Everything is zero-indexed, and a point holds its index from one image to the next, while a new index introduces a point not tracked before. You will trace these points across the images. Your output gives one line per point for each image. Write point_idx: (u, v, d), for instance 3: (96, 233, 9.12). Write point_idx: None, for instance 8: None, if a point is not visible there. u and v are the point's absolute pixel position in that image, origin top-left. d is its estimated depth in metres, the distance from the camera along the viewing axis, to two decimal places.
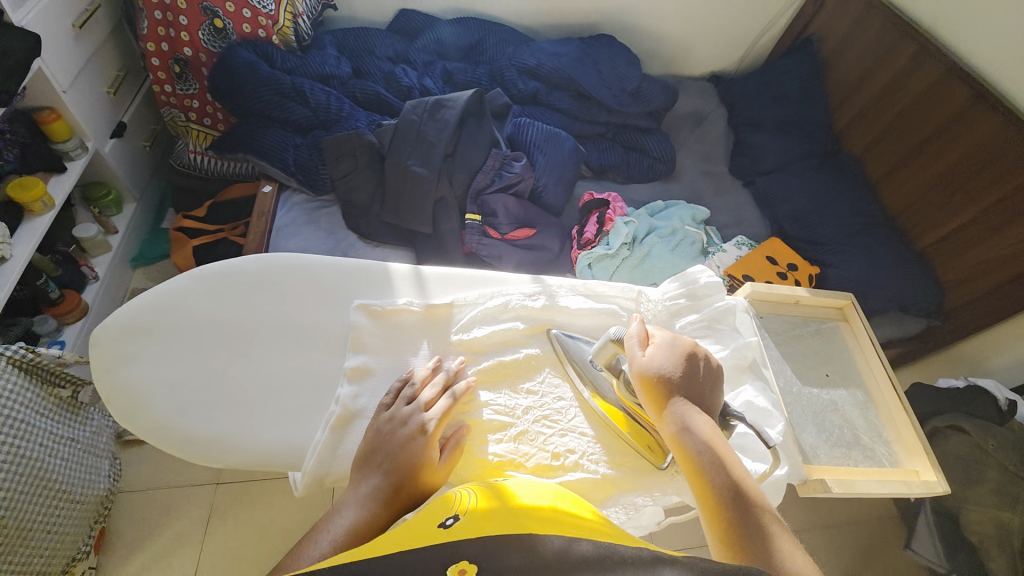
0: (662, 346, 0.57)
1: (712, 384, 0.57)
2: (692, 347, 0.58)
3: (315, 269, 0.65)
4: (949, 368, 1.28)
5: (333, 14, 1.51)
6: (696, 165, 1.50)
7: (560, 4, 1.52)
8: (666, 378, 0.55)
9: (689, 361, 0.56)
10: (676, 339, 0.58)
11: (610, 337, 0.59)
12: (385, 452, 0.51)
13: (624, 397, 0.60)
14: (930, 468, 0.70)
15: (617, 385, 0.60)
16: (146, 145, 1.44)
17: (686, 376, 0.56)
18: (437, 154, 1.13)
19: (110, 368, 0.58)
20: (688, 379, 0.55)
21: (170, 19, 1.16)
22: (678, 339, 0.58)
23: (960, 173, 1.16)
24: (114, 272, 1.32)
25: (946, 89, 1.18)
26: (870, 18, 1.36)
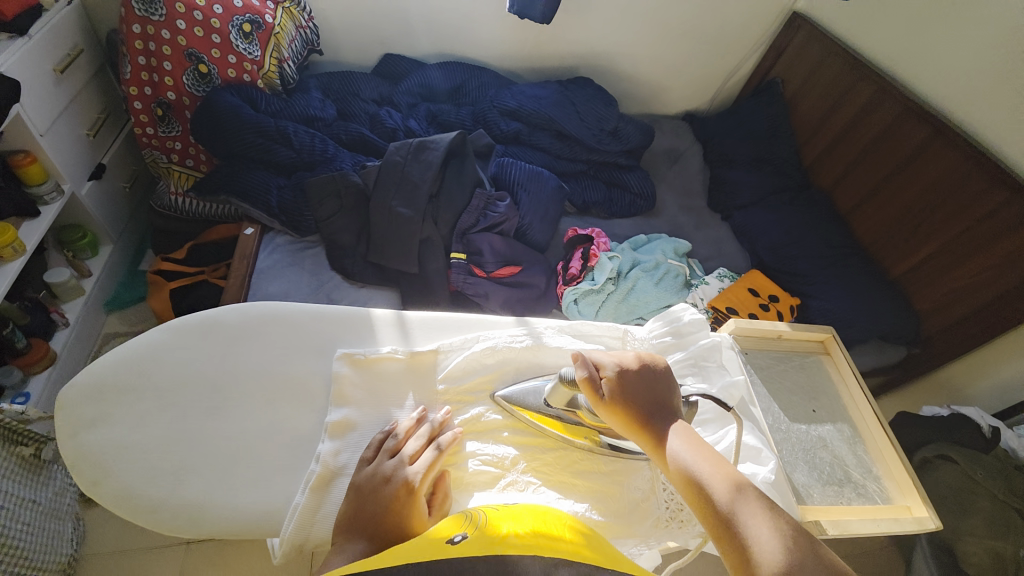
0: (613, 368, 0.56)
1: (672, 389, 0.56)
2: (641, 359, 0.57)
3: (296, 317, 0.66)
4: (932, 395, 1.29)
5: (319, 59, 1.54)
6: (675, 200, 1.54)
7: (539, 49, 1.58)
8: (628, 399, 0.54)
9: (643, 375, 0.56)
10: (624, 358, 0.57)
11: (561, 379, 0.58)
12: (368, 513, 0.49)
13: (590, 420, 0.59)
14: (921, 503, 0.70)
15: (581, 413, 0.59)
16: (126, 186, 1.42)
17: (648, 390, 0.55)
18: (421, 194, 1.14)
19: (75, 433, 0.56)
20: (649, 393, 0.55)
21: (153, 64, 1.18)
22: (625, 359, 0.57)
23: (925, 205, 1.20)
24: (86, 318, 1.27)
25: (904, 127, 1.25)
26: (828, 62, 1.45)
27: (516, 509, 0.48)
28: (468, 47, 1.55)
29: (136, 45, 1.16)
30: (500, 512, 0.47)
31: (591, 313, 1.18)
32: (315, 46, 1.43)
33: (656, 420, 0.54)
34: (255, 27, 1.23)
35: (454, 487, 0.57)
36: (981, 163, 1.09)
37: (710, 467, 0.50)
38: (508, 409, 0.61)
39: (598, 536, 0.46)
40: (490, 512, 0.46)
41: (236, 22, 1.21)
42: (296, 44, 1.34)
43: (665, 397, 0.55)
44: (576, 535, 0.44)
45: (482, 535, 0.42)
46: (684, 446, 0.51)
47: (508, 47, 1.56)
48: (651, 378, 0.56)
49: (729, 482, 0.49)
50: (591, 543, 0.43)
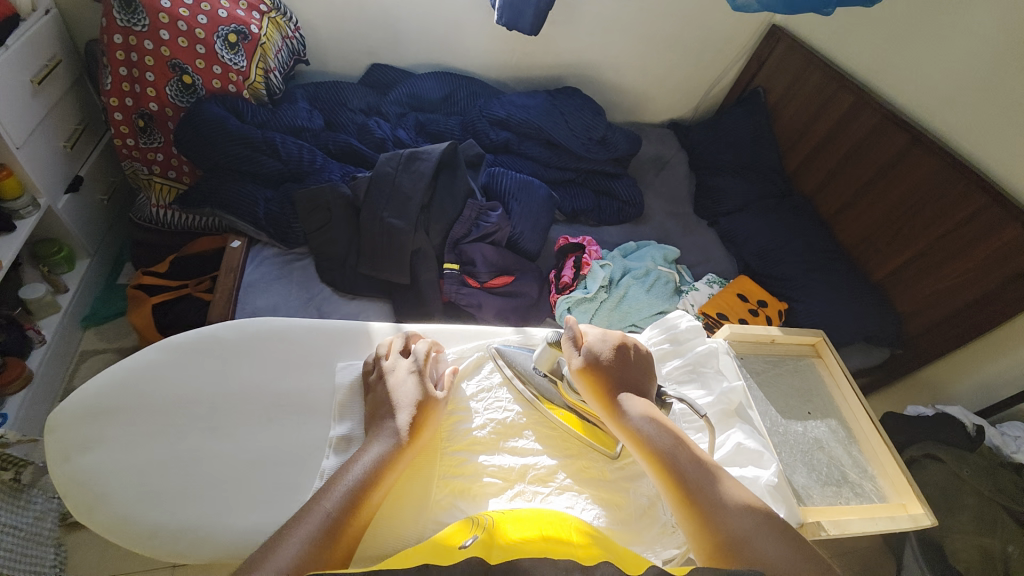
0: (592, 340, 0.62)
1: (642, 365, 0.62)
2: (615, 338, 0.62)
3: (296, 332, 0.66)
4: (915, 394, 1.32)
5: (305, 69, 1.53)
6: (663, 207, 1.56)
7: (526, 58, 1.59)
8: (599, 377, 0.59)
9: (619, 355, 0.61)
10: (601, 336, 0.62)
11: (549, 342, 0.64)
12: (380, 395, 0.59)
13: (569, 397, 0.63)
14: (917, 501, 0.72)
15: (562, 388, 0.63)
16: (104, 199, 1.37)
17: (617, 369, 0.60)
18: (414, 206, 1.13)
19: (68, 457, 0.54)
20: (617, 368, 0.60)
21: (135, 75, 1.15)
22: (608, 333, 0.63)
23: (905, 210, 1.24)
24: (62, 335, 1.23)
25: (884, 134, 1.29)
26: (808, 72, 1.49)
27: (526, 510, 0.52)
28: (456, 57, 1.56)
29: (117, 56, 1.13)
30: (506, 513, 0.52)
31: (585, 320, 1.18)
32: (301, 55, 1.42)
33: (628, 399, 0.58)
34: (240, 38, 1.21)
35: (459, 496, 0.57)
36: (959, 171, 1.13)
37: (668, 428, 0.56)
38: (502, 365, 0.68)
39: (605, 535, 0.51)
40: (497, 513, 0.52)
41: (221, 32, 1.18)
42: (282, 54, 1.33)
43: (636, 374, 0.61)
44: (585, 539, 0.48)
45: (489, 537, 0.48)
46: (645, 410, 0.57)
47: (496, 56, 1.57)
48: (622, 354, 0.61)
49: (683, 440, 0.56)
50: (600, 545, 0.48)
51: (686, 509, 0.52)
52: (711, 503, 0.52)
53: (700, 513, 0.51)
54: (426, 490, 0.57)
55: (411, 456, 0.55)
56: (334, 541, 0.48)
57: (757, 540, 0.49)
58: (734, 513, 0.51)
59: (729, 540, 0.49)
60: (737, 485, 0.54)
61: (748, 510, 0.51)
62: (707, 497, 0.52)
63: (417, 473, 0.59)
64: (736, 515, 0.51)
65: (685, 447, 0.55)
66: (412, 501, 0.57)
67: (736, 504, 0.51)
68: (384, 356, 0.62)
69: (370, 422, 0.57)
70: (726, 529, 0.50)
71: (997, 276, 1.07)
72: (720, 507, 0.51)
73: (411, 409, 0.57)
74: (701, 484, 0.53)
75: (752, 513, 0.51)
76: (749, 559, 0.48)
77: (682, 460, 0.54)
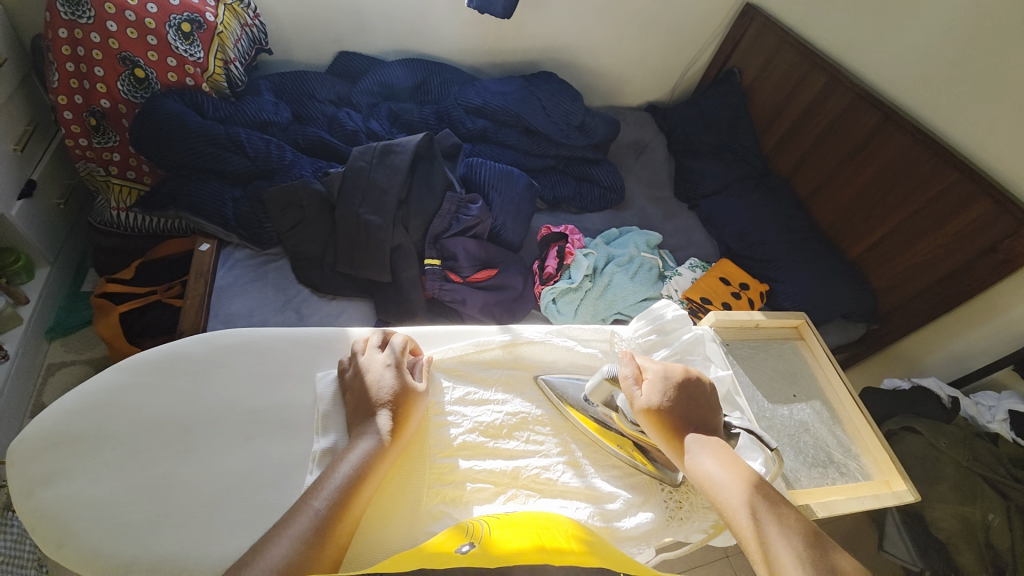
0: (655, 373, 0.60)
1: (711, 405, 0.59)
2: (685, 371, 0.60)
3: (269, 343, 0.65)
4: (890, 367, 1.34)
5: (267, 58, 1.46)
6: (643, 191, 1.55)
7: (500, 43, 1.55)
8: (667, 414, 0.57)
9: (682, 390, 0.59)
10: (667, 369, 0.60)
11: (603, 377, 0.61)
12: (360, 396, 0.58)
13: (627, 429, 0.61)
14: (900, 478, 0.73)
15: (618, 417, 0.62)
16: (61, 203, 1.29)
17: (687, 408, 0.58)
18: (390, 200, 1.09)
19: (32, 491, 0.52)
20: (692, 405, 0.58)
21: (84, 70, 1.07)
22: (670, 369, 0.60)
23: (880, 188, 1.25)
24: (27, 348, 1.16)
25: (858, 113, 1.29)
26: (782, 52, 1.49)
27: (519, 514, 0.52)
28: (427, 43, 1.51)
29: (63, 51, 1.05)
30: (501, 519, 0.51)
31: (571, 312, 1.17)
32: (262, 44, 1.34)
33: (695, 439, 0.56)
34: (195, 27, 1.14)
35: (449, 504, 0.56)
36: (930, 147, 1.14)
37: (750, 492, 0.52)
38: (548, 390, 0.66)
39: (601, 538, 0.50)
40: (492, 517, 0.51)
41: (173, 21, 1.11)
42: (243, 43, 1.26)
43: (703, 414, 0.58)
44: (578, 544, 0.47)
45: (487, 545, 0.47)
46: (722, 464, 0.54)
47: (469, 42, 1.53)
48: (696, 391, 0.59)
49: (769, 507, 0.52)
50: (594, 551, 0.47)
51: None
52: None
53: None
54: (415, 500, 0.55)
55: (398, 449, 0.55)
56: (323, 540, 0.45)
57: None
58: None
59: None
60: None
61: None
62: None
63: (406, 469, 0.57)
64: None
65: (773, 518, 0.51)
66: (401, 513, 0.54)
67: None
68: (359, 352, 0.62)
69: (352, 418, 0.57)
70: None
71: (973, 248, 1.08)
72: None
73: (389, 403, 0.56)
74: (793, 568, 0.48)
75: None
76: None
77: (770, 534, 0.50)
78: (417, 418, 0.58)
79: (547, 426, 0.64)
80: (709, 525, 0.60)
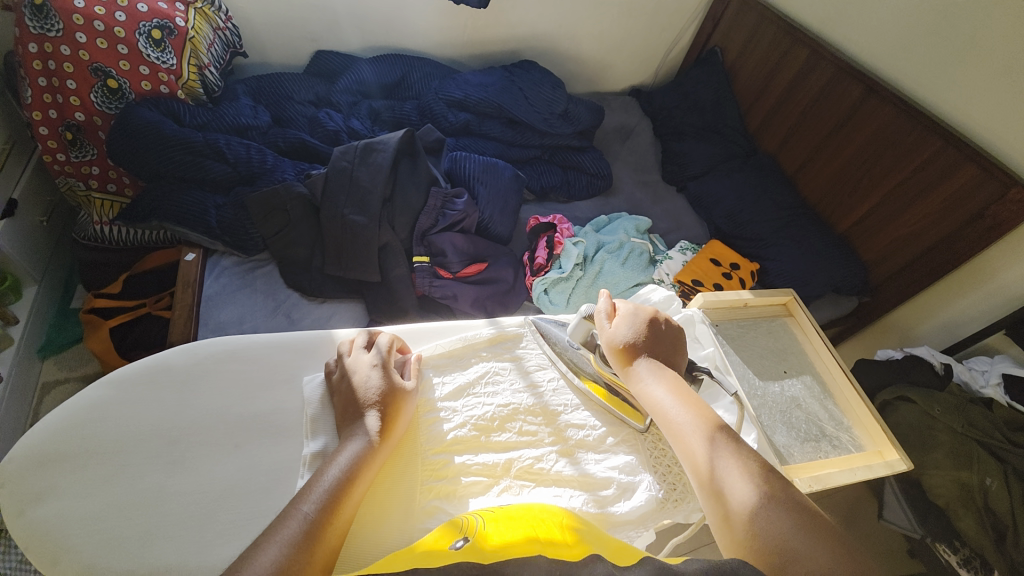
0: (628, 313, 0.65)
1: (676, 344, 0.64)
2: (654, 312, 0.65)
3: (254, 350, 0.64)
4: (883, 337, 1.34)
5: (243, 62, 1.44)
6: (631, 176, 1.55)
7: (479, 34, 1.53)
8: (632, 345, 0.62)
9: (651, 327, 0.63)
10: (638, 308, 0.65)
11: (583, 315, 0.68)
12: (348, 396, 0.58)
13: (602, 369, 0.66)
14: (892, 447, 0.74)
15: (596, 360, 0.67)
16: (43, 220, 1.27)
17: (651, 342, 0.62)
18: (374, 199, 1.08)
19: (22, 511, 0.51)
20: (653, 340, 0.63)
21: (56, 84, 1.05)
22: (640, 308, 0.65)
23: (865, 160, 1.25)
24: (20, 368, 1.15)
25: (840, 86, 1.29)
26: (763, 28, 1.48)
27: (513, 507, 0.52)
28: (405, 38, 1.49)
29: (33, 66, 1.02)
30: (496, 512, 0.51)
31: (563, 301, 1.17)
32: (237, 47, 1.32)
33: (654, 369, 0.60)
34: (165, 33, 1.12)
35: (444, 500, 0.56)
36: (912, 117, 1.14)
37: (701, 419, 0.56)
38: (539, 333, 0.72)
39: (593, 527, 0.51)
40: (485, 511, 0.52)
41: (143, 28, 1.08)
42: (216, 47, 1.24)
43: (664, 349, 0.63)
44: (568, 533, 0.48)
45: (480, 539, 0.47)
46: (675, 393, 0.58)
47: (447, 35, 1.51)
48: (659, 328, 0.64)
49: (718, 432, 0.55)
50: (586, 542, 0.47)
51: (718, 506, 0.51)
52: (743, 504, 0.50)
53: (733, 514, 0.50)
54: (407, 498, 0.55)
55: (388, 448, 0.55)
56: (314, 543, 0.45)
57: (803, 553, 0.46)
58: (778, 516, 0.49)
59: (767, 549, 0.47)
60: (781, 490, 0.51)
61: (791, 520, 0.48)
62: (738, 497, 0.51)
63: (397, 468, 0.57)
64: (777, 522, 0.48)
65: (721, 440, 0.55)
66: (395, 511, 0.54)
67: (779, 512, 0.49)
68: (346, 353, 0.62)
69: (341, 420, 0.57)
70: (762, 536, 0.47)
71: (959, 215, 1.07)
72: (756, 510, 0.49)
73: (378, 403, 0.56)
74: (733, 482, 0.52)
75: (797, 524, 0.48)
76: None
77: (715, 454, 0.54)
78: (407, 415, 0.58)
79: (539, 416, 0.64)
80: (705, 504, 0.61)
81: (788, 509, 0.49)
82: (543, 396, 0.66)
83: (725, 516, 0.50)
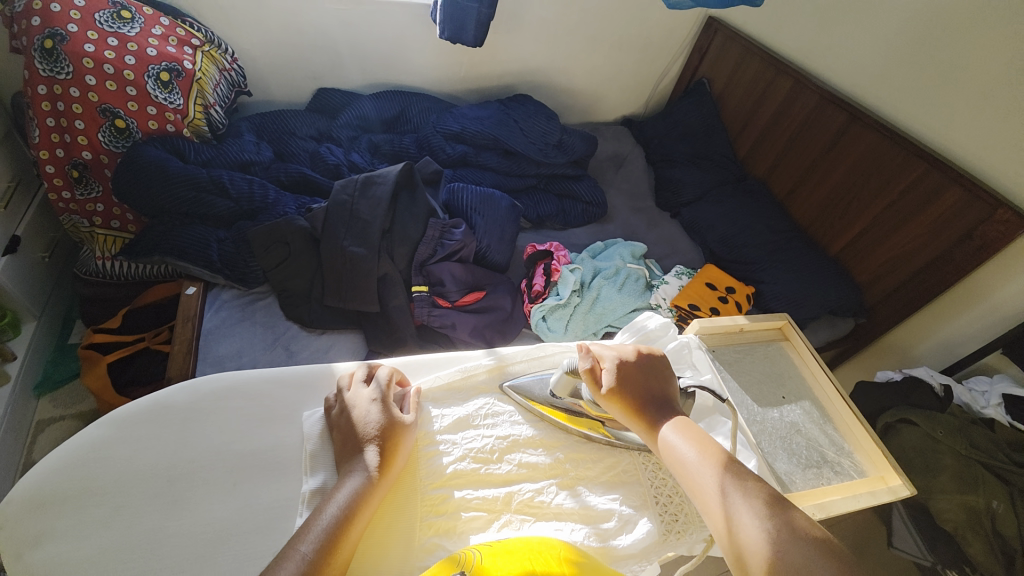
0: (612, 361, 0.64)
1: (666, 376, 0.65)
2: (636, 351, 0.65)
3: (253, 384, 0.65)
4: (882, 358, 1.34)
5: (247, 100, 1.48)
6: (625, 203, 1.58)
7: (475, 70, 1.59)
8: (624, 386, 0.62)
9: (637, 367, 0.64)
10: (619, 353, 0.64)
11: (564, 371, 0.65)
12: (348, 433, 0.58)
13: (594, 411, 0.65)
14: (894, 472, 0.73)
15: (587, 405, 0.65)
16: (45, 256, 1.29)
17: (642, 380, 0.63)
18: (373, 231, 1.10)
19: (20, 553, 0.51)
20: (647, 379, 0.63)
21: (64, 124, 1.07)
22: (622, 353, 0.64)
23: (853, 185, 1.28)
24: (15, 406, 1.14)
25: (825, 115, 1.33)
26: (748, 60, 1.54)
27: (512, 540, 0.52)
28: (404, 74, 1.54)
29: (41, 107, 1.06)
30: (495, 546, 0.50)
31: (561, 328, 1.17)
32: (241, 87, 1.37)
33: (653, 408, 0.61)
34: (173, 75, 1.16)
35: (443, 536, 0.56)
36: (898, 143, 1.17)
37: (708, 456, 0.56)
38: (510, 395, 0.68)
39: (594, 559, 0.50)
40: (485, 545, 0.51)
41: (151, 71, 1.12)
42: (221, 87, 1.28)
43: (660, 384, 0.63)
44: (569, 566, 0.48)
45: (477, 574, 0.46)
46: (679, 431, 0.58)
47: (444, 71, 1.56)
48: (648, 365, 0.64)
49: (726, 469, 0.55)
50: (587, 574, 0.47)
51: (733, 546, 0.51)
52: (755, 542, 0.49)
53: (748, 552, 0.49)
54: (408, 534, 0.55)
55: (387, 484, 0.55)
56: None
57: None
58: (795, 555, 0.48)
59: None
60: (796, 524, 0.50)
61: (805, 554, 0.48)
62: (750, 534, 0.50)
63: (397, 503, 0.57)
64: (793, 559, 0.47)
65: (730, 477, 0.54)
66: (394, 548, 0.54)
67: (793, 547, 0.48)
68: (345, 388, 0.62)
69: (340, 455, 0.57)
70: (779, 575, 0.47)
71: (948, 237, 1.09)
72: (769, 547, 0.49)
73: (377, 437, 0.56)
74: (744, 519, 0.51)
75: (813, 558, 0.47)
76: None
77: (727, 494, 0.53)
78: (407, 449, 0.58)
79: (539, 447, 0.64)
80: (707, 535, 0.60)
81: (801, 544, 0.48)
82: (542, 427, 0.66)
83: (744, 559, 0.50)
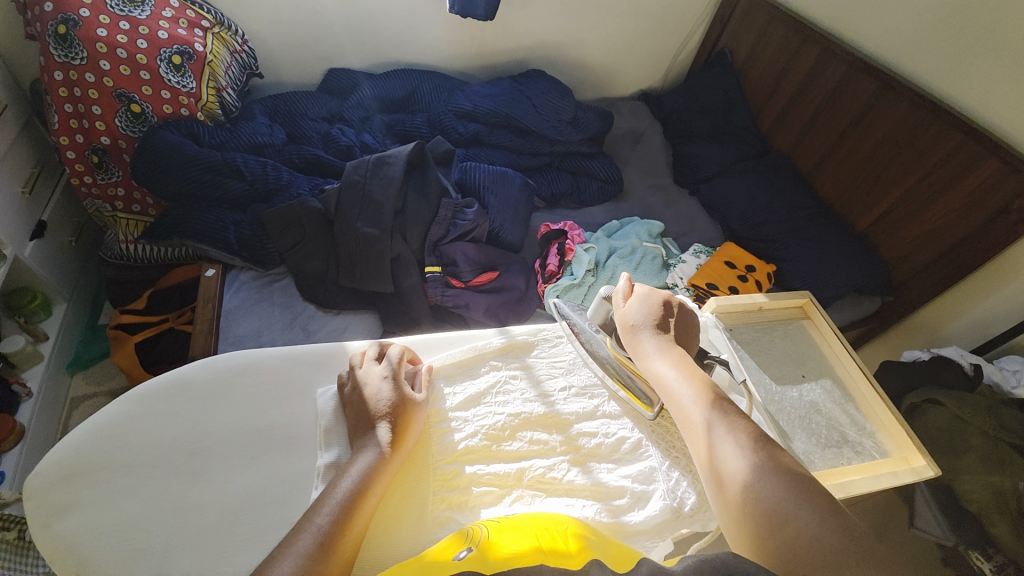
0: (643, 296, 0.68)
1: (689, 325, 0.66)
2: (670, 296, 0.68)
3: (270, 363, 0.66)
4: (909, 337, 1.30)
5: (259, 82, 1.48)
6: (642, 180, 1.54)
7: (486, 45, 1.55)
8: (642, 321, 0.65)
9: (664, 308, 0.66)
10: (654, 291, 0.68)
11: (603, 298, 0.72)
12: (359, 407, 0.59)
13: (618, 354, 0.67)
14: (918, 453, 0.71)
15: (615, 351, 0.67)
16: (71, 240, 1.33)
17: (662, 321, 0.65)
18: (386, 211, 1.10)
19: (48, 523, 0.53)
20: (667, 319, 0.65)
21: (82, 110, 1.09)
22: (656, 291, 0.68)
23: (882, 157, 1.22)
24: (50, 384, 1.19)
25: (855, 83, 1.26)
26: (773, 27, 1.47)
27: (519, 517, 0.52)
28: (414, 52, 1.51)
29: (59, 93, 1.07)
30: (502, 522, 0.51)
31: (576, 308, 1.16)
32: (253, 68, 1.36)
33: (657, 347, 0.62)
34: (185, 58, 1.16)
35: (455, 510, 0.56)
36: (932, 112, 1.11)
37: (701, 393, 0.57)
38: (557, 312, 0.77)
39: (601, 535, 0.51)
40: (492, 520, 0.51)
41: (164, 54, 1.13)
42: (233, 69, 1.28)
43: (676, 327, 0.65)
44: (578, 542, 0.48)
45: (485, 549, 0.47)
46: (677, 367, 0.59)
47: (456, 47, 1.53)
48: (676, 309, 0.66)
49: (716, 405, 0.56)
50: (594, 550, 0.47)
51: (714, 474, 0.52)
52: (735, 470, 0.51)
53: (726, 480, 0.51)
54: (421, 507, 0.56)
55: (400, 459, 0.55)
56: (329, 555, 0.45)
57: (794, 519, 0.46)
58: (771, 488, 0.49)
59: (758, 518, 0.47)
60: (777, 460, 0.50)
61: (787, 487, 0.48)
62: (731, 464, 0.51)
63: (410, 477, 0.58)
64: (769, 490, 0.48)
65: (719, 413, 0.55)
66: (407, 520, 0.55)
67: (772, 481, 0.49)
68: (357, 365, 0.63)
69: (353, 431, 0.57)
70: (753, 503, 0.48)
71: (984, 209, 1.04)
72: (749, 477, 0.50)
73: (389, 413, 0.57)
74: (727, 450, 0.52)
75: (790, 492, 0.48)
76: (783, 540, 0.45)
77: (713, 429, 0.54)
78: (418, 424, 0.59)
79: (551, 426, 0.64)
80: None
81: (783, 477, 0.49)
82: (554, 405, 0.66)
83: (721, 487, 0.51)
